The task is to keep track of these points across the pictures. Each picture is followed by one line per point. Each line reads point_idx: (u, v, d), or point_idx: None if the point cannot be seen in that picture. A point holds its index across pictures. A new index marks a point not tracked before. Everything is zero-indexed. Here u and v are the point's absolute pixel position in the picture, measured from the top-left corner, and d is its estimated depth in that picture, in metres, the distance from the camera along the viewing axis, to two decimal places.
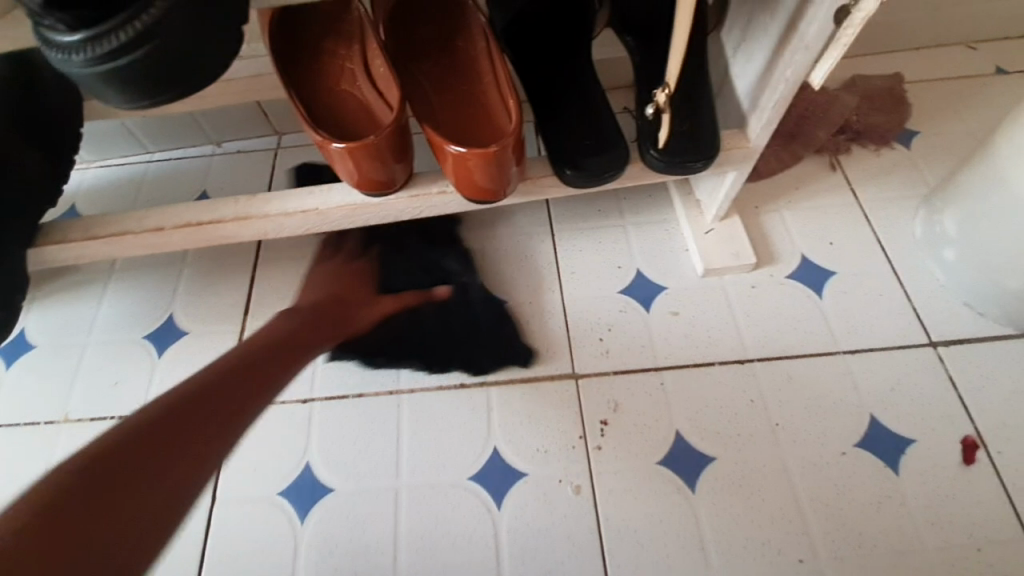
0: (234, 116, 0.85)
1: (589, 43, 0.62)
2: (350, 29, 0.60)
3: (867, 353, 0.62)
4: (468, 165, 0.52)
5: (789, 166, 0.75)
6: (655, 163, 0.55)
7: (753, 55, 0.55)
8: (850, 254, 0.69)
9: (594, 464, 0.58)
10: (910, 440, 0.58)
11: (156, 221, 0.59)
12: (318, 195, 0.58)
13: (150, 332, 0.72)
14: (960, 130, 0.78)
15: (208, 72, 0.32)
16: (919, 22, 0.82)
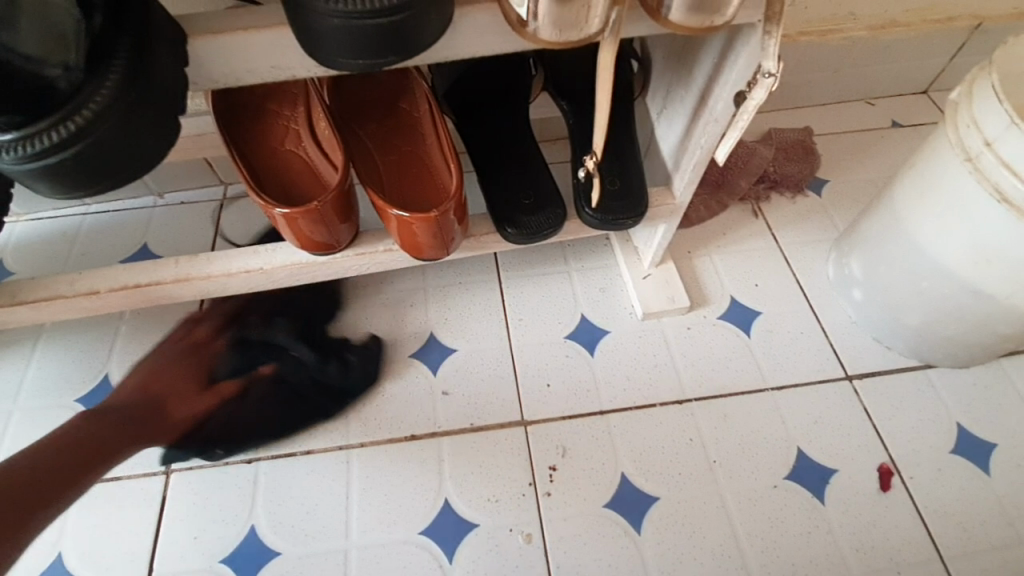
0: (176, 169, 0.84)
1: (526, 104, 0.66)
2: (295, 92, 0.62)
3: (792, 388, 0.67)
4: (411, 228, 0.54)
5: (717, 213, 0.81)
6: (591, 221, 0.58)
7: (674, 121, 0.60)
8: (773, 295, 0.75)
9: (544, 511, 0.60)
10: (833, 469, 0.62)
11: (89, 284, 0.58)
12: (262, 255, 0.59)
13: (82, 395, 0.69)
14: (863, 178, 0.87)
15: (152, 152, 0.34)
16: (824, 82, 0.91)
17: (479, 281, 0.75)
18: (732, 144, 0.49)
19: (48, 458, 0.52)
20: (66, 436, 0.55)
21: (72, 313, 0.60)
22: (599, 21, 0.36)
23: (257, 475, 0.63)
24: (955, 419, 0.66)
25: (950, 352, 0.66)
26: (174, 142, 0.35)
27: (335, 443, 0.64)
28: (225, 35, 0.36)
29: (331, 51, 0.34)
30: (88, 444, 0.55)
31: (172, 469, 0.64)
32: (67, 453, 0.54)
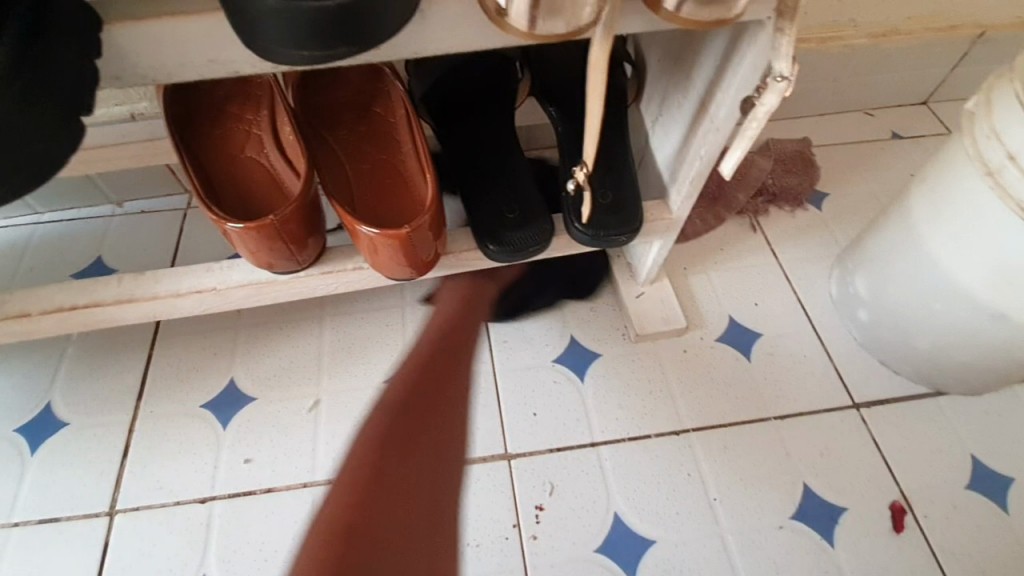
0: (136, 177, 0.78)
1: (511, 110, 0.61)
2: (257, 94, 0.56)
3: (796, 417, 0.63)
4: (382, 245, 0.48)
5: (713, 228, 0.77)
6: (581, 237, 0.53)
7: (670, 129, 0.56)
8: (773, 315, 0.70)
9: (529, 557, 0.54)
10: (842, 507, 0.58)
11: (21, 305, 0.52)
12: (216, 273, 0.53)
13: (21, 425, 0.62)
14: (864, 192, 0.83)
15: (41, 163, 0.28)
16: (822, 92, 0.88)
17: None
18: (739, 158, 0.43)
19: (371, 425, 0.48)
20: (364, 436, 0.47)
21: (3, 337, 0.54)
22: (589, 11, 0.32)
23: (212, 516, 0.57)
24: (969, 451, 0.62)
25: (963, 379, 0.62)
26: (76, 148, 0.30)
27: (301, 480, 0.59)
28: (150, 21, 0.31)
29: (272, 39, 0.28)
30: (414, 389, 0.50)
31: (118, 509, 0.58)
32: (375, 439, 0.46)
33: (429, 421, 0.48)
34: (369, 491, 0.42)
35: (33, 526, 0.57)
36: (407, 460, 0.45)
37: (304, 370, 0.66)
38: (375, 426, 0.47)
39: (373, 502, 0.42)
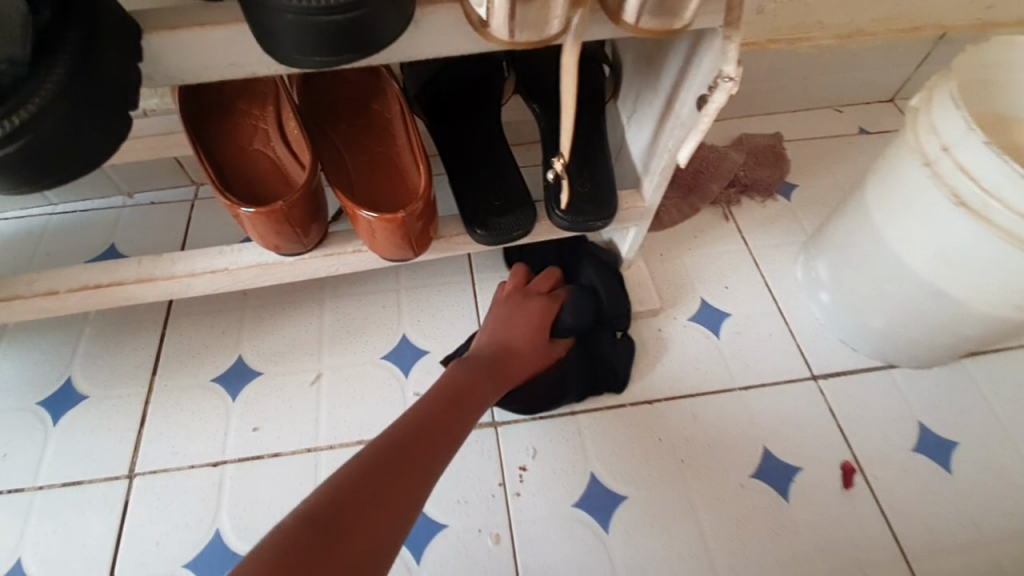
0: (146, 169, 0.83)
1: (497, 106, 0.66)
2: (264, 91, 0.61)
3: (759, 388, 0.68)
4: (379, 228, 0.54)
5: (689, 217, 0.82)
6: (562, 223, 0.59)
7: (643, 125, 0.61)
8: (742, 297, 0.76)
9: (513, 511, 0.60)
10: (798, 468, 0.63)
11: (49, 284, 0.56)
12: (228, 255, 0.58)
13: (45, 398, 0.67)
14: (832, 183, 0.89)
15: (94, 151, 0.33)
16: (793, 90, 0.93)
17: (453, 284, 0.75)
18: (693, 146, 0.50)
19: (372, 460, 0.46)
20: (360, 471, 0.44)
21: (31, 314, 0.58)
22: (559, 22, 0.37)
23: (223, 478, 0.62)
24: (918, 418, 0.67)
25: (913, 353, 0.68)
26: (127, 136, 0.35)
27: (305, 445, 0.64)
28: (181, 30, 0.36)
29: (289, 46, 0.33)
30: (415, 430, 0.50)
31: (137, 473, 0.63)
32: (372, 476, 0.44)
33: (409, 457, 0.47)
34: (353, 514, 0.41)
35: (57, 489, 0.62)
36: (384, 488, 0.43)
37: (307, 348, 0.71)
38: (370, 458, 0.46)
39: (356, 523, 0.41)
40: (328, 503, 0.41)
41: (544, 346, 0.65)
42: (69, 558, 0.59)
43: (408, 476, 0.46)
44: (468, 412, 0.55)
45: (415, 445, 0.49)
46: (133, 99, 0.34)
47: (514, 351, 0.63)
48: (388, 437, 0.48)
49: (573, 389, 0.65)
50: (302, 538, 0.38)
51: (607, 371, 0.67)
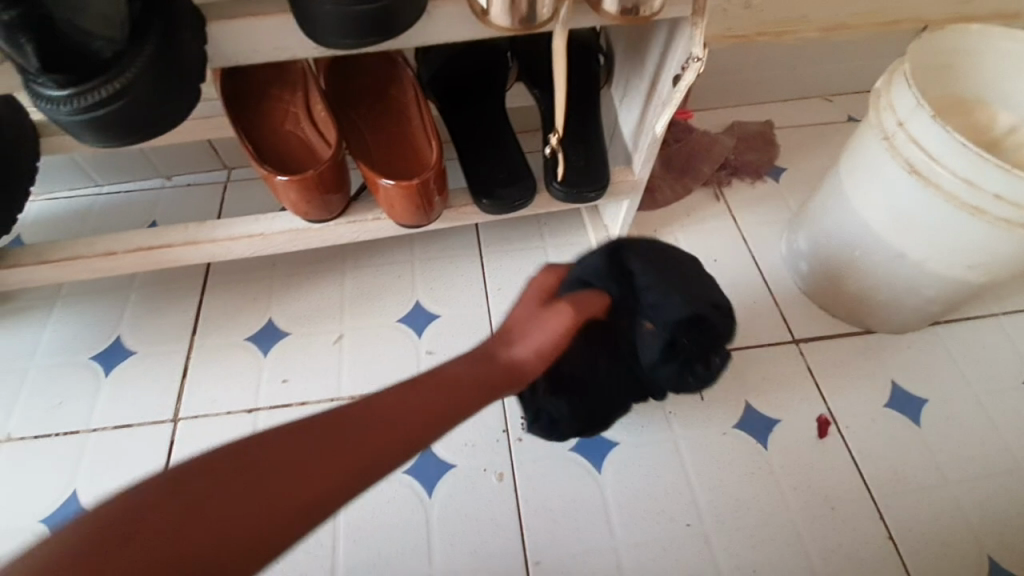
0: (184, 153, 0.91)
1: (502, 92, 0.73)
2: (294, 78, 0.69)
3: (743, 350, 0.74)
4: (396, 195, 0.60)
5: (682, 196, 0.88)
6: (558, 193, 0.65)
7: (633, 107, 0.67)
8: (730, 269, 0.82)
9: (515, 453, 0.66)
10: (776, 420, 0.69)
11: (108, 246, 0.64)
12: (263, 222, 0.65)
13: (97, 353, 0.75)
14: (818, 166, 0.94)
15: (172, 116, 0.41)
16: (783, 80, 0.99)
17: (463, 256, 0.83)
18: (667, 120, 0.57)
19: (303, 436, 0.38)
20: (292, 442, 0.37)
21: (91, 274, 0.66)
22: (548, 10, 0.45)
23: (257, 422, 0.70)
24: (891, 377, 0.73)
25: (886, 317, 0.73)
26: (196, 105, 0.43)
27: (329, 395, 0.72)
28: (236, 21, 0.43)
29: (326, 32, 0.41)
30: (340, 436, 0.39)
31: (180, 418, 0.70)
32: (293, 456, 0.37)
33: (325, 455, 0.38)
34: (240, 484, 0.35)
35: (110, 431, 0.70)
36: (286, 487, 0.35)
37: (330, 311, 0.78)
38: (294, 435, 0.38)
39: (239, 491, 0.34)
40: (215, 472, 0.35)
41: (539, 360, 0.50)
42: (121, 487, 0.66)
43: (299, 482, 0.36)
44: (403, 437, 0.41)
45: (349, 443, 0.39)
46: (203, 74, 0.42)
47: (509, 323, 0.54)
48: (287, 441, 0.38)
49: (573, 396, 0.60)
50: (163, 506, 0.33)
51: (630, 362, 0.60)
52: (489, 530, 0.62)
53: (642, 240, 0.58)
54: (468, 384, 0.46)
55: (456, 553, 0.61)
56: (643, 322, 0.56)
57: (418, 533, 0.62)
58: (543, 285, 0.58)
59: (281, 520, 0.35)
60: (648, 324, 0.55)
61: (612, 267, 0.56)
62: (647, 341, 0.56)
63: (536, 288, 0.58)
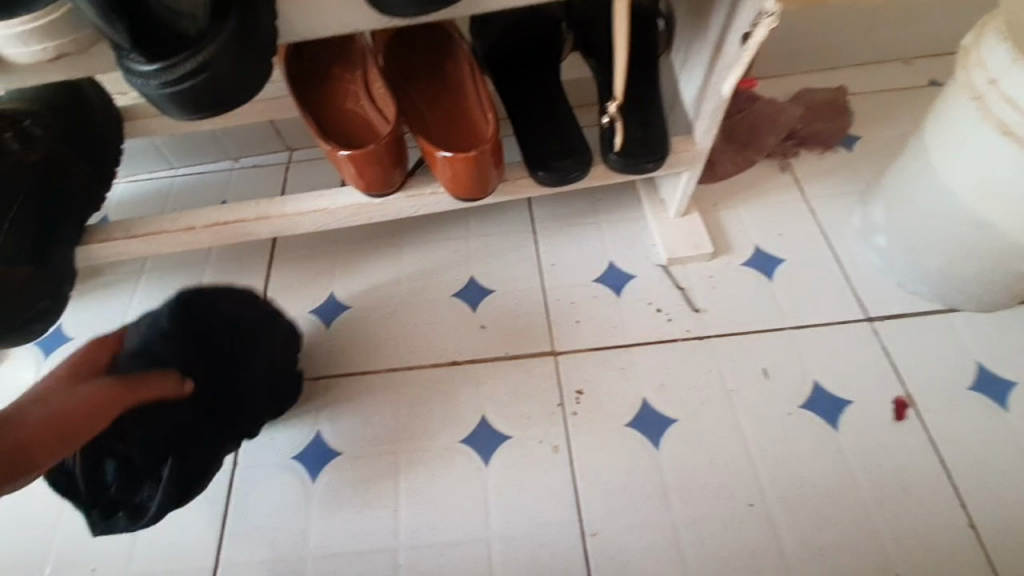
0: (251, 135, 0.95)
1: (558, 64, 0.72)
2: (354, 57, 0.70)
3: (811, 328, 0.71)
4: (454, 168, 0.61)
5: (745, 168, 0.84)
6: (615, 165, 0.63)
7: (695, 72, 0.65)
8: (797, 243, 0.78)
9: (571, 427, 0.66)
10: (847, 400, 0.66)
11: (187, 221, 0.69)
12: (327, 197, 0.68)
13: None
14: (896, 135, 0.88)
15: (248, 89, 0.42)
16: (858, 43, 0.92)
17: (517, 231, 0.82)
18: (737, 80, 0.56)
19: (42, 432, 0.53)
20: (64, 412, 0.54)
21: (172, 247, 0.71)
22: None
23: (321, 390, 0.73)
24: (977, 359, 0.68)
25: (973, 294, 0.68)
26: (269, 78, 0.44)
27: (388, 366, 0.73)
28: None
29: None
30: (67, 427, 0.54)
31: None
32: (73, 421, 0.54)
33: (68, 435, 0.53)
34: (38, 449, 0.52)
35: None
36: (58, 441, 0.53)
37: (389, 285, 0.80)
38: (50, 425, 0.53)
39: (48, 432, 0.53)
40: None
41: (58, 429, 0.53)
42: None
43: (31, 434, 0.52)
44: (61, 432, 0.53)
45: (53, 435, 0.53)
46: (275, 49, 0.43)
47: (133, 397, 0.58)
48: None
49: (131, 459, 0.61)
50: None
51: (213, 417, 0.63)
52: (545, 501, 0.63)
53: (197, 290, 0.65)
54: (118, 396, 0.57)
55: (512, 521, 0.62)
56: (255, 350, 0.65)
57: (476, 499, 0.63)
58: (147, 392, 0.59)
59: (43, 446, 0.52)
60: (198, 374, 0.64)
61: (186, 314, 0.64)
62: (205, 388, 0.66)
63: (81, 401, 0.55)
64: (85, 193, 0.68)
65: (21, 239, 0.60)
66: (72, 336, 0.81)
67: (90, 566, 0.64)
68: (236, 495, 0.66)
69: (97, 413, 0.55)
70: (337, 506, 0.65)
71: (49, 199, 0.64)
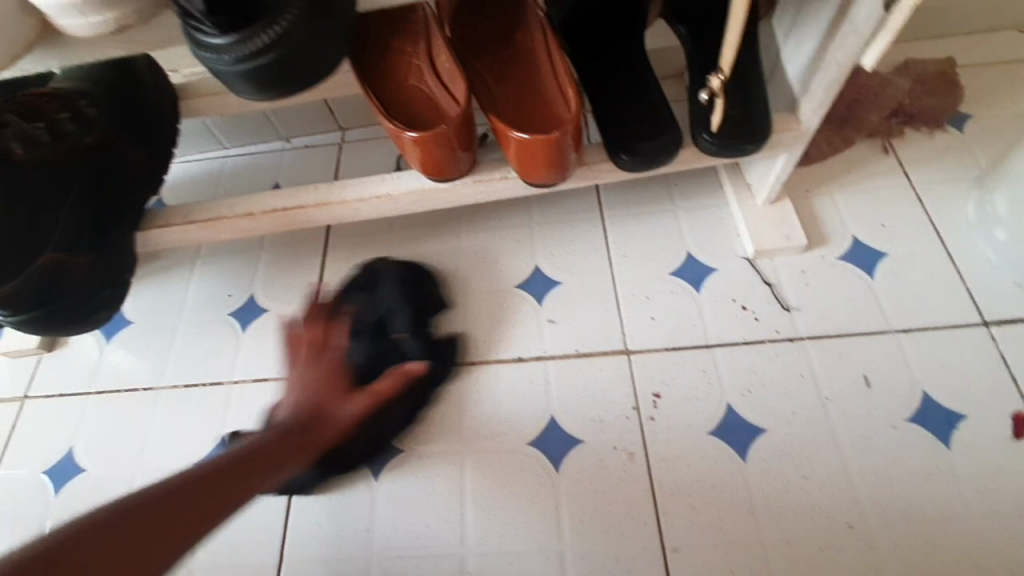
0: (303, 114, 0.91)
1: (641, 32, 0.64)
2: (417, 28, 0.64)
3: (918, 331, 0.63)
4: (530, 151, 0.55)
5: (840, 150, 0.76)
6: (708, 146, 0.57)
7: (805, 40, 0.57)
8: (901, 235, 0.70)
9: (647, 433, 0.61)
10: (961, 414, 0.59)
11: (247, 207, 0.66)
12: (390, 181, 0.64)
13: (234, 310, 0.80)
14: (1016, 112, 0.77)
15: (323, 64, 0.39)
16: (977, 5, 0.81)
17: (585, 218, 0.77)
18: (882, 50, 0.48)
19: (197, 480, 0.48)
20: (173, 494, 0.46)
21: (231, 234, 0.69)
22: None
23: None
24: None
25: None
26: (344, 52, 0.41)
27: (449, 360, 0.70)
28: None
29: None
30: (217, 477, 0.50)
31: None
32: (194, 495, 0.47)
33: (218, 483, 0.49)
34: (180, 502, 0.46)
35: (249, 383, 0.74)
36: (212, 496, 0.48)
37: (448, 275, 0.76)
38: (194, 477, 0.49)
39: (184, 500, 0.46)
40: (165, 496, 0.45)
41: (292, 438, 0.59)
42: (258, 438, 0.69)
43: (181, 519, 0.44)
44: (231, 489, 0.50)
45: (223, 477, 0.50)
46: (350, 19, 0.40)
47: (329, 415, 0.63)
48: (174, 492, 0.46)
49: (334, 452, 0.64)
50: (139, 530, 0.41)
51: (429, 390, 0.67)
52: (621, 512, 0.58)
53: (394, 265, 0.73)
54: (331, 387, 0.65)
55: (585, 531, 0.58)
56: (395, 336, 0.68)
57: (545, 505, 0.60)
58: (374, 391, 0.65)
59: (162, 544, 0.42)
60: (402, 335, 0.68)
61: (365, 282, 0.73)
62: (409, 347, 0.68)
63: (320, 374, 0.66)
64: (146, 169, 0.65)
65: (78, 223, 0.58)
66: (132, 321, 0.81)
67: None
68: (299, 489, 0.65)
69: (327, 420, 0.63)
70: (401, 506, 0.63)
71: (105, 178, 0.61)
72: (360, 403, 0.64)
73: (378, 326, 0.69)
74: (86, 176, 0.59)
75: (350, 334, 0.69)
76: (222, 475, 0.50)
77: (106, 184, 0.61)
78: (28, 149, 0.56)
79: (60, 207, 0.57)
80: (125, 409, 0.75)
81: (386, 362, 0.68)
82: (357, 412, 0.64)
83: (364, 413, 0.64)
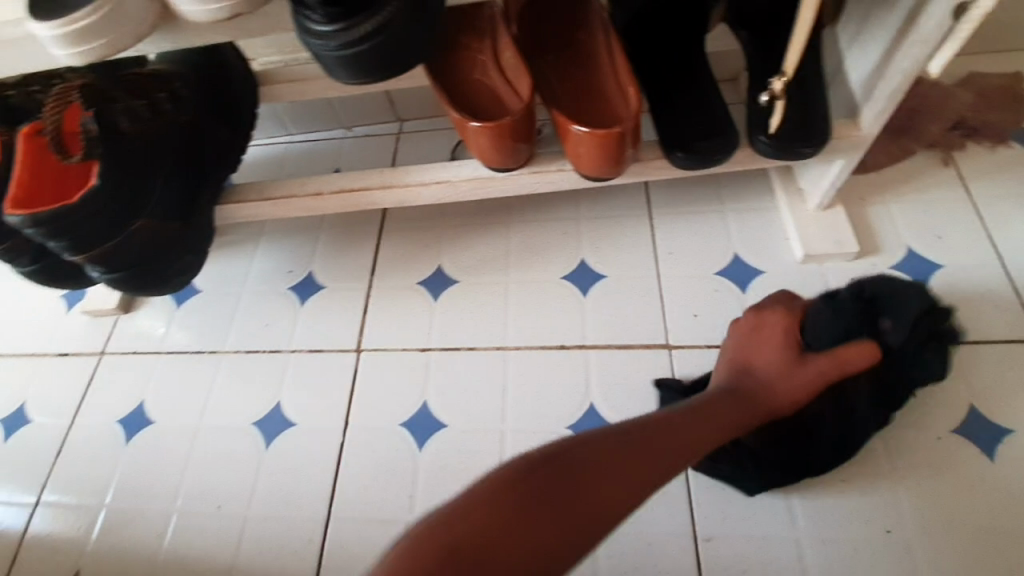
0: (366, 104, 0.96)
1: (702, 35, 0.66)
2: (483, 25, 0.67)
3: (970, 344, 0.63)
4: (589, 144, 0.58)
5: (898, 161, 0.75)
6: (764, 149, 0.58)
7: (870, 47, 0.58)
8: (957, 248, 0.69)
9: None
10: (1010, 429, 0.58)
11: (317, 187, 0.70)
12: (451, 169, 0.67)
13: (294, 285, 0.85)
14: None
15: (408, 59, 0.45)
16: None
17: (633, 215, 0.79)
18: (948, 57, 0.50)
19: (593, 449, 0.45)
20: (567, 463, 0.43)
21: (300, 211, 0.73)
22: None
23: (429, 360, 0.74)
24: None
25: None
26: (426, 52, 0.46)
27: (494, 343, 0.73)
28: None
29: None
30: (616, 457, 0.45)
31: (363, 348, 0.77)
32: (584, 463, 0.44)
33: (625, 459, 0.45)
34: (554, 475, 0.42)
35: (306, 353, 0.78)
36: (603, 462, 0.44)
37: (496, 263, 0.79)
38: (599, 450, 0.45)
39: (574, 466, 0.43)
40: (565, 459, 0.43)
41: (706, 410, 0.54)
42: (311, 402, 0.74)
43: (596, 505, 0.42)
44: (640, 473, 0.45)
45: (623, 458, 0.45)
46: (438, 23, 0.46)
47: (762, 391, 0.57)
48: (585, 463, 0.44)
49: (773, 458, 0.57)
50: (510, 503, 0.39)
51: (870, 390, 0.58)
52: (654, 499, 0.60)
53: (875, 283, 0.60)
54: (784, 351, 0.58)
55: (618, 514, 0.60)
56: (881, 321, 0.59)
57: None
58: (828, 373, 0.56)
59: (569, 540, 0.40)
60: (888, 324, 0.58)
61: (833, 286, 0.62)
62: (891, 334, 0.58)
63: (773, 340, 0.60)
64: (223, 149, 0.71)
65: (169, 193, 0.64)
66: (200, 289, 0.87)
67: (217, 504, 0.70)
68: (348, 454, 0.69)
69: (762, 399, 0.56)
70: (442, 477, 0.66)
71: (191, 155, 0.67)
72: (800, 392, 0.57)
73: (845, 307, 0.59)
74: (179, 152, 0.65)
75: (815, 302, 0.61)
76: (616, 454, 0.45)
77: (191, 159, 0.67)
78: (133, 125, 0.60)
79: (154, 178, 0.63)
80: (191, 369, 0.81)
81: (855, 339, 0.58)
82: (791, 399, 0.57)
83: (795, 403, 0.57)
